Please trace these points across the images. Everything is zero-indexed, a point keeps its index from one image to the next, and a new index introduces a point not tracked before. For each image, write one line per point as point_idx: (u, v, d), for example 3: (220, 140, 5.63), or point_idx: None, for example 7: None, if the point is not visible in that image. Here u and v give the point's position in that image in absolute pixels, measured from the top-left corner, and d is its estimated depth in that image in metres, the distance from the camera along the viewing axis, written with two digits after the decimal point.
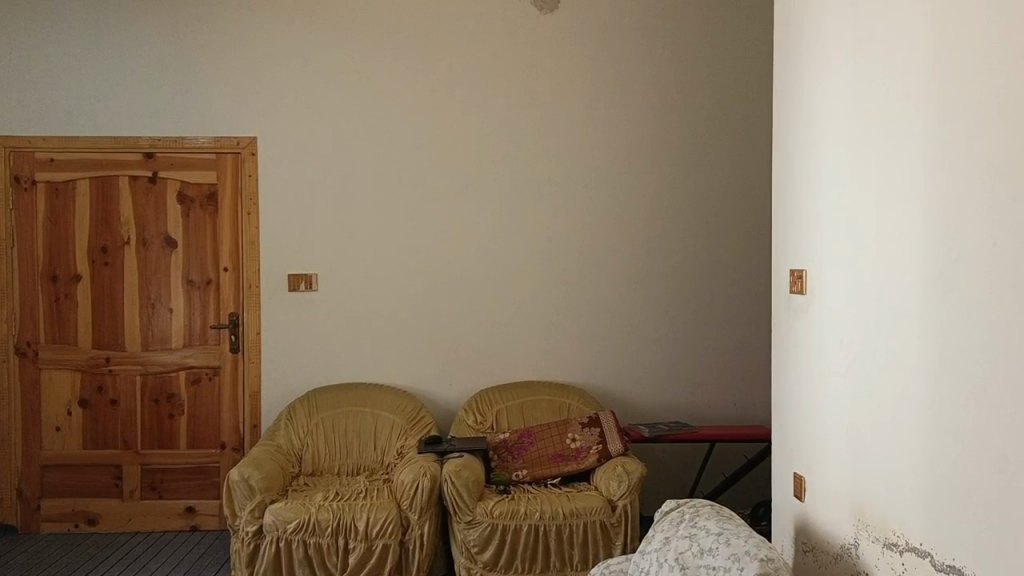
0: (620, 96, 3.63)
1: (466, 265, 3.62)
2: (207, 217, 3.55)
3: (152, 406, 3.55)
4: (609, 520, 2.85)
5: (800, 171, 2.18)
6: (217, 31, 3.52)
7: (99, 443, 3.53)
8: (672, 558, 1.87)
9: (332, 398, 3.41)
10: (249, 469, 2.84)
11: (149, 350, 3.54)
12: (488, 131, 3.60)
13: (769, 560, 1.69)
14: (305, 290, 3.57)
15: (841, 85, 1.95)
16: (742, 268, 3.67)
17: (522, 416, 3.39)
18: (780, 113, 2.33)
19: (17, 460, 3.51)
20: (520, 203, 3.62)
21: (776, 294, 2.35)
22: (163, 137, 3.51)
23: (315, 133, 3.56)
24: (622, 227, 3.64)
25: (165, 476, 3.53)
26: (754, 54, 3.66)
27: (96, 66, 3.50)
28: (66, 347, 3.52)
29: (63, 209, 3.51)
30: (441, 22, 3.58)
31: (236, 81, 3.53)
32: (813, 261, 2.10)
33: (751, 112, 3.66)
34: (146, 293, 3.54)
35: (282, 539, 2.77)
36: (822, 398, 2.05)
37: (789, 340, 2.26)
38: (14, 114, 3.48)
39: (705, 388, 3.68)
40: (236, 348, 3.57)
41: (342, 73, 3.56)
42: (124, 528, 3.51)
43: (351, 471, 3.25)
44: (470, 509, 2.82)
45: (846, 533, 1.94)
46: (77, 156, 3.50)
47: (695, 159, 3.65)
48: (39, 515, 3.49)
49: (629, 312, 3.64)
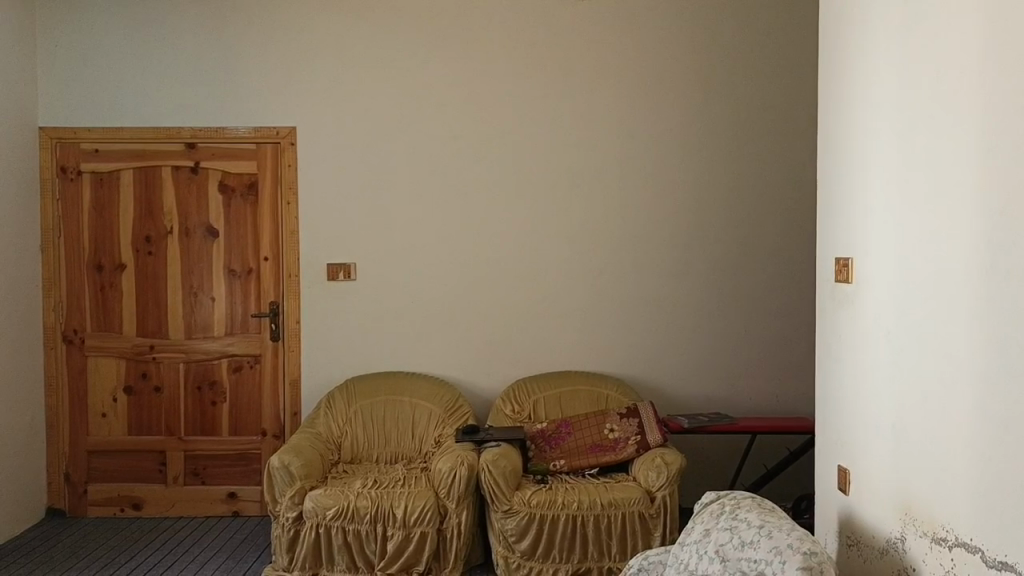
0: (658, 84, 3.58)
1: (503, 255, 3.61)
2: (248, 207, 3.58)
3: (195, 394, 3.60)
4: (648, 512, 2.83)
5: (844, 160, 2.14)
6: (256, 22, 3.54)
7: (143, 430, 3.59)
8: (712, 551, 1.85)
9: (371, 386, 3.43)
10: (289, 456, 2.88)
11: (192, 338, 3.59)
12: (526, 120, 3.59)
13: (813, 554, 1.66)
14: (343, 279, 3.59)
15: (888, 70, 1.90)
16: (783, 258, 3.61)
17: (559, 406, 3.38)
18: (823, 100, 2.28)
19: (64, 446, 3.58)
20: (557, 192, 3.60)
21: (820, 283, 2.30)
22: (204, 128, 3.55)
23: (352, 123, 3.57)
24: (659, 215, 3.60)
25: (207, 462, 3.58)
26: (797, 40, 3.59)
27: (139, 57, 3.54)
28: (111, 335, 3.59)
29: (108, 198, 3.57)
30: (478, 10, 3.56)
31: (276, 72, 3.55)
32: (859, 250, 2.05)
33: (794, 100, 3.60)
34: (189, 282, 3.59)
35: (321, 525, 2.80)
36: (867, 390, 2.00)
37: (833, 329, 2.22)
38: (59, 105, 3.54)
39: (744, 380, 3.63)
40: (277, 336, 3.60)
41: (378, 63, 3.56)
42: (168, 513, 3.57)
43: (389, 459, 3.27)
44: (507, 499, 2.82)
45: (891, 528, 1.90)
46: (121, 147, 3.56)
47: (737, 147, 3.60)
48: (86, 499, 3.57)
49: (667, 301, 3.61)
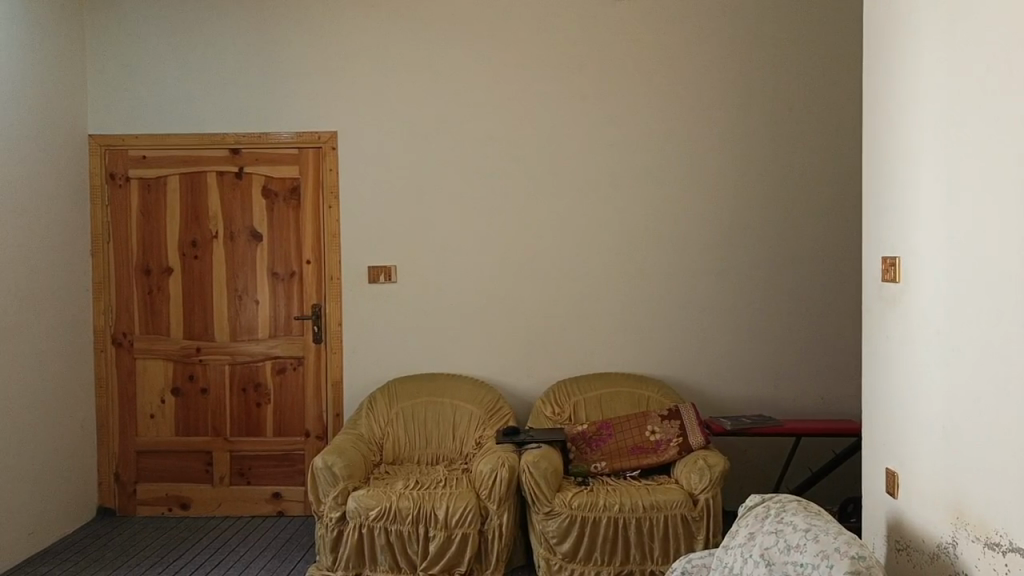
0: (698, 82, 3.55)
1: (543, 256, 3.61)
2: (290, 210, 3.63)
3: (241, 395, 3.66)
4: (691, 514, 2.80)
5: (890, 157, 2.10)
6: (296, 28, 3.59)
7: (190, 430, 3.66)
8: (757, 554, 1.83)
9: (412, 388, 3.45)
10: (332, 457, 2.91)
11: (237, 340, 3.65)
12: (565, 122, 3.58)
13: (861, 558, 1.64)
14: (384, 281, 3.62)
15: (936, 65, 1.86)
16: (827, 257, 3.56)
17: (600, 409, 3.37)
18: (868, 96, 2.25)
19: (113, 447, 3.65)
20: (596, 192, 3.59)
21: (867, 282, 2.26)
22: (248, 133, 3.60)
23: (392, 127, 3.60)
24: (700, 215, 3.57)
25: (253, 462, 3.64)
26: (840, 36, 3.54)
27: (183, 64, 3.61)
28: (158, 338, 3.66)
29: (155, 203, 3.64)
30: (515, 11, 3.57)
31: (318, 77, 3.60)
32: (907, 248, 2.01)
33: (837, 98, 3.55)
34: (234, 285, 3.65)
35: (365, 526, 2.83)
36: (916, 391, 1.96)
37: (880, 329, 2.18)
38: (108, 113, 3.62)
39: (788, 381, 3.59)
40: (319, 338, 3.64)
41: (417, 66, 3.59)
42: (214, 513, 3.63)
43: (431, 460, 3.29)
44: (549, 500, 2.82)
45: (942, 532, 1.86)
46: (168, 153, 3.63)
47: (779, 145, 3.55)
48: (136, 498, 3.65)
49: (708, 302, 3.58)
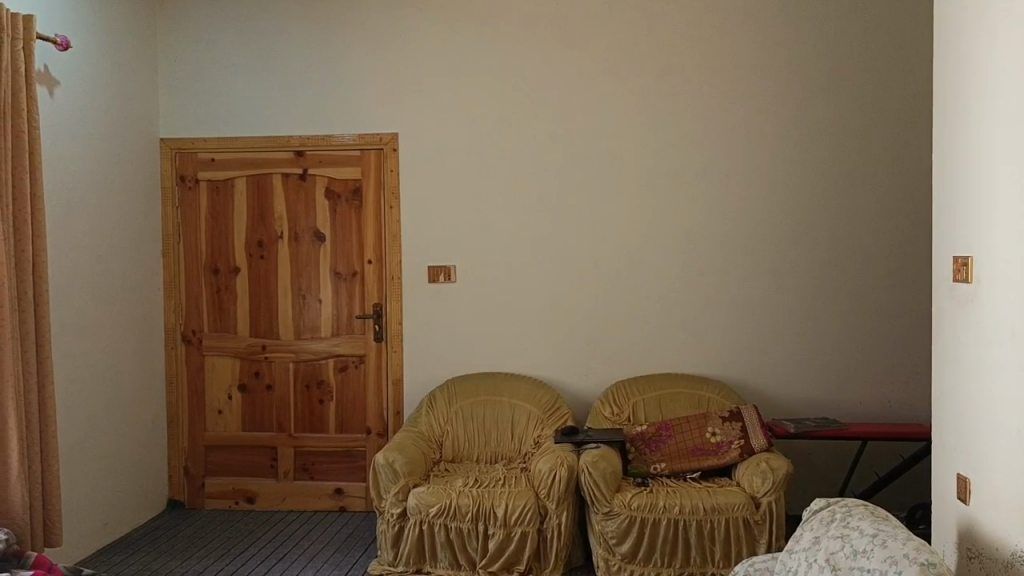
0: (759, 79, 3.50)
1: (601, 255, 3.60)
2: (352, 211, 3.70)
3: (304, 392, 3.73)
4: (752, 518, 2.76)
5: (963, 155, 2.04)
6: (357, 32, 3.65)
7: (256, 426, 3.75)
8: (823, 559, 1.79)
9: (471, 387, 3.48)
10: (393, 454, 2.95)
11: (301, 339, 3.73)
12: (624, 121, 3.57)
13: (932, 565, 1.59)
14: (443, 281, 3.66)
15: (1012, 60, 1.80)
16: (895, 256, 3.47)
17: (660, 410, 3.34)
18: (938, 94, 2.18)
19: (183, 440, 3.76)
20: (656, 191, 3.56)
21: (937, 282, 2.20)
22: (311, 136, 3.67)
23: (451, 128, 3.63)
24: (762, 214, 3.52)
25: (316, 458, 3.71)
26: (908, 30, 3.45)
27: (249, 69, 3.70)
28: (226, 336, 3.76)
29: (223, 205, 3.74)
30: (573, 11, 3.57)
31: (379, 79, 3.65)
32: (980, 249, 1.95)
33: (905, 94, 3.46)
34: (298, 285, 3.73)
35: (425, 523, 2.86)
36: (989, 395, 1.91)
37: (951, 330, 2.12)
38: (178, 118, 3.73)
39: (854, 384, 3.51)
40: (380, 337, 3.70)
41: (475, 68, 3.61)
42: (279, 507, 3.71)
43: (490, 458, 3.31)
44: (608, 501, 2.81)
45: (1016, 540, 1.80)
46: (235, 156, 3.73)
47: (844, 142, 3.48)
48: (204, 491, 3.75)
49: (770, 302, 3.52)
